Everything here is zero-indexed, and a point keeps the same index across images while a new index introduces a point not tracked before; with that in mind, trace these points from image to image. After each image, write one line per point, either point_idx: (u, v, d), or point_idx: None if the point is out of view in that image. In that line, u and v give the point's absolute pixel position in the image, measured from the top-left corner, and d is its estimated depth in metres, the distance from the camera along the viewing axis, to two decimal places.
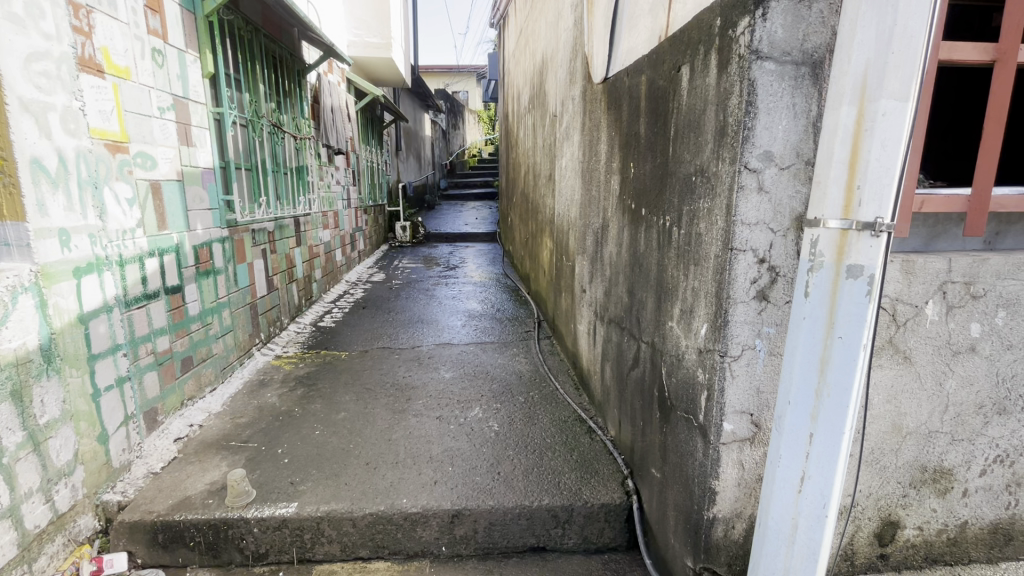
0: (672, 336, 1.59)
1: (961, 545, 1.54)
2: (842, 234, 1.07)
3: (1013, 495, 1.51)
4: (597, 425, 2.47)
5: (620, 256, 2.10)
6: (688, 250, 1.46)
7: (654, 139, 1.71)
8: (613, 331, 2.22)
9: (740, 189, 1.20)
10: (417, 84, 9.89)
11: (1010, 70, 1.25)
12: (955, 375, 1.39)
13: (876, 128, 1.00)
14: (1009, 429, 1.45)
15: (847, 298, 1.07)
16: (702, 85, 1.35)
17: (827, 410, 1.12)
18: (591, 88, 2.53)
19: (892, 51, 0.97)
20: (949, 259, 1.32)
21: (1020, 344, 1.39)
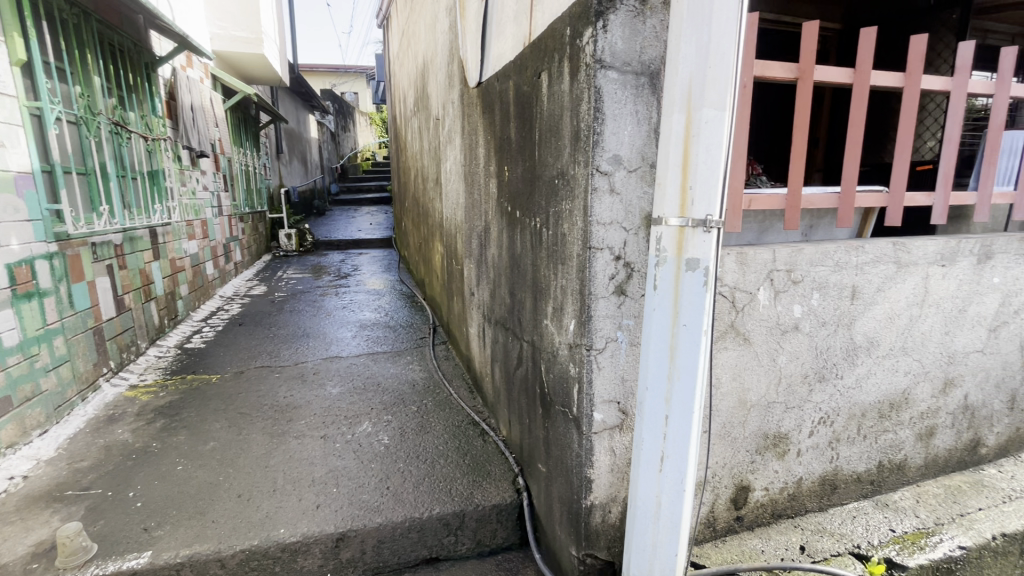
0: (548, 334, 1.64)
1: (799, 499, 1.76)
2: (680, 231, 1.17)
3: (835, 449, 1.77)
4: (490, 426, 2.49)
5: (501, 258, 2.13)
6: (555, 250, 1.51)
7: (523, 142, 1.75)
8: (499, 332, 2.24)
9: (594, 191, 1.27)
10: (297, 83, 9.30)
11: (808, 86, 1.46)
12: (785, 351, 1.60)
13: (702, 134, 1.11)
14: (828, 394, 1.70)
15: (687, 289, 1.18)
16: (558, 91, 1.41)
17: (678, 392, 1.22)
18: (467, 91, 2.54)
19: (709, 66, 1.08)
20: (773, 250, 1.51)
21: (832, 320, 1.63)
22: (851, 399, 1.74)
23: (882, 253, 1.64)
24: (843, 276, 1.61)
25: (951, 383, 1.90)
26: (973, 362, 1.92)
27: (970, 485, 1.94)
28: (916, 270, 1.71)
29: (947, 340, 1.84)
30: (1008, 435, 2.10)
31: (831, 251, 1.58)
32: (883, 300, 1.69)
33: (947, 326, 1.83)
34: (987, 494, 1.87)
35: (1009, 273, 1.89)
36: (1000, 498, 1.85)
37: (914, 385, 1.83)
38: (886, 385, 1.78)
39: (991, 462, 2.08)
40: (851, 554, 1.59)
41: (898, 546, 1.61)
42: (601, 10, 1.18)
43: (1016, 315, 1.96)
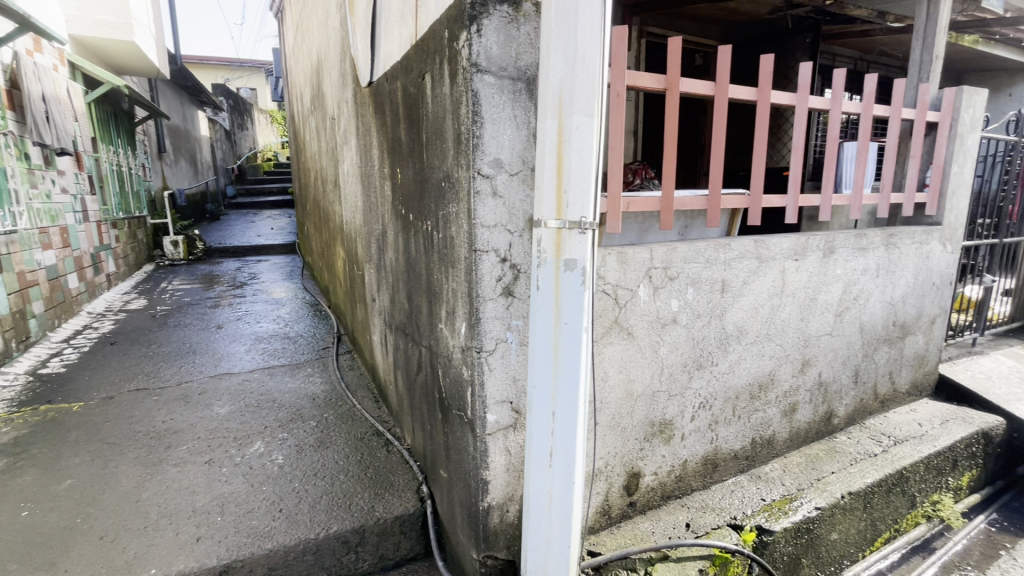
0: (442, 338, 1.62)
1: (684, 480, 1.90)
2: (558, 233, 1.21)
3: (714, 431, 1.92)
4: (394, 435, 2.42)
5: (398, 262, 2.08)
6: (445, 253, 1.50)
7: (412, 144, 1.72)
8: (400, 339, 2.18)
9: (476, 194, 1.28)
10: (181, 75, 8.47)
11: (676, 97, 1.58)
12: (665, 343, 1.71)
13: (573, 140, 1.16)
14: (706, 380, 1.84)
15: (567, 288, 1.23)
16: (440, 94, 1.40)
17: (562, 389, 1.26)
18: (359, 91, 2.45)
19: (578, 74, 1.13)
20: (650, 249, 1.62)
21: (706, 313, 1.78)
22: (726, 383, 1.90)
23: (745, 250, 1.82)
24: (713, 272, 1.76)
25: (808, 363, 2.15)
26: (825, 344, 2.19)
27: (826, 452, 2.20)
28: (775, 264, 1.92)
29: (803, 325, 2.08)
30: (855, 405, 2.42)
31: (702, 249, 1.72)
32: (748, 292, 1.87)
33: (802, 313, 2.06)
34: (838, 459, 2.13)
35: (849, 265, 2.18)
36: (849, 462, 2.12)
37: (777, 367, 2.04)
38: (754, 369, 1.97)
39: (843, 431, 2.38)
40: (728, 526, 1.73)
41: (766, 513, 1.79)
42: (474, 14, 1.19)
43: (856, 301, 2.26)
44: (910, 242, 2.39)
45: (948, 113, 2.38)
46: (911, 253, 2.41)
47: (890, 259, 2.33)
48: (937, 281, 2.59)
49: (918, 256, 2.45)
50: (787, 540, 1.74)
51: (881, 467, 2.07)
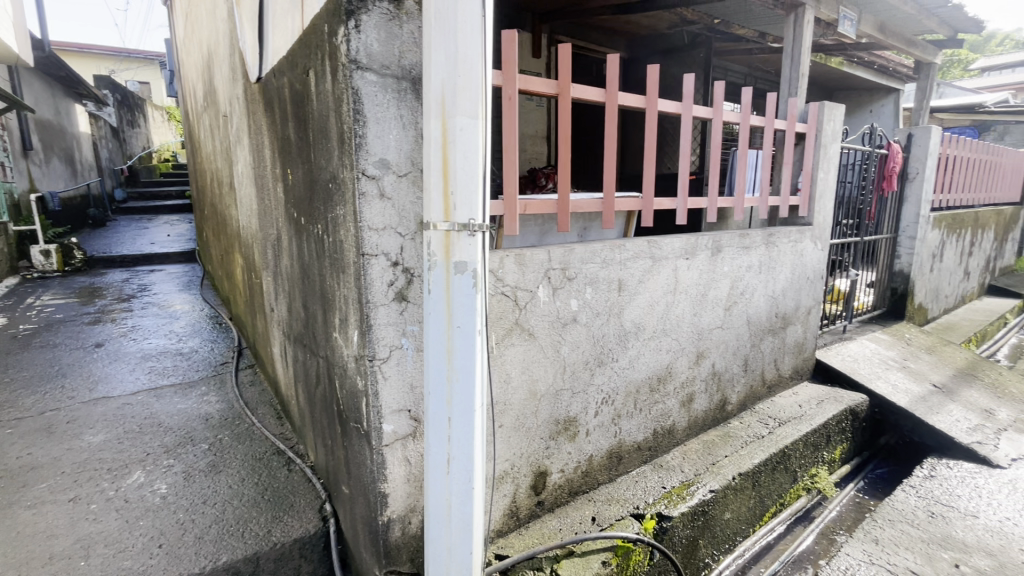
0: (337, 348, 1.54)
1: (591, 474, 1.95)
2: (447, 235, 1.19)
3: (618, 425, 2.00)
4: (297, 453, 2.28)
5: (292, 269, 1.96)
6: (336, 257, 1.44)
7: (301, 144, 1.63)
8: (299, 350, 2.06)
9: (362, 196, 1.24)
10: (51, 63, 7.51)
11: (567, 103, 1.66)
12: (566, 342, 1.76)
13: (458, 141, 1.14)
14: (607, 377, 1.91)
15: (458, 291, 1.20)
16: (323, 91, 1.34)
17: (458, 394, 1.24)
18: (249, 86, 2.29)
19: (460, 75, 1.12)
20: (548, 251, 1.66)
21: (605, 311, 1.85)
22: (627, 378, 1.98)
23: (639, 250, 1.91)
24: (610, 271, 1.84)
25: (702, 355, 2.30)
26: (716, 336, 2.35)
27: (721, 437, 2.36)
28: (668, 264, 2.03)
29: (696, 320, 2.22)
30: (746, 392, 2.62)
31: (598, 250, 1.79)
32: (644, 290, 1.97)
33: (695, 308, 2.20)
34: (731, 443, 2.30)
35: (735, 263, 2.36)
36: (740, 445, 2.28)
37: (674, 360, 2.16)
38: (653, 363, 2.07)
39: (736, 416, 2.57)
40: (630, 515, 1.80)
41: (666, 500, 1.88)
42: (351, 9, 1.16)
43: (742, 295, 2.45)
44: (787, 241, 2.64)
45: (813, 125, 2.66)
46: (788, 251, 2.66)
47: (770, 257, 2.56)
48: (811, 276, 2.88)
49: (794, 254, 2.71)
50: (684, 524, 1.84)
51: (767, 448, 2.26)
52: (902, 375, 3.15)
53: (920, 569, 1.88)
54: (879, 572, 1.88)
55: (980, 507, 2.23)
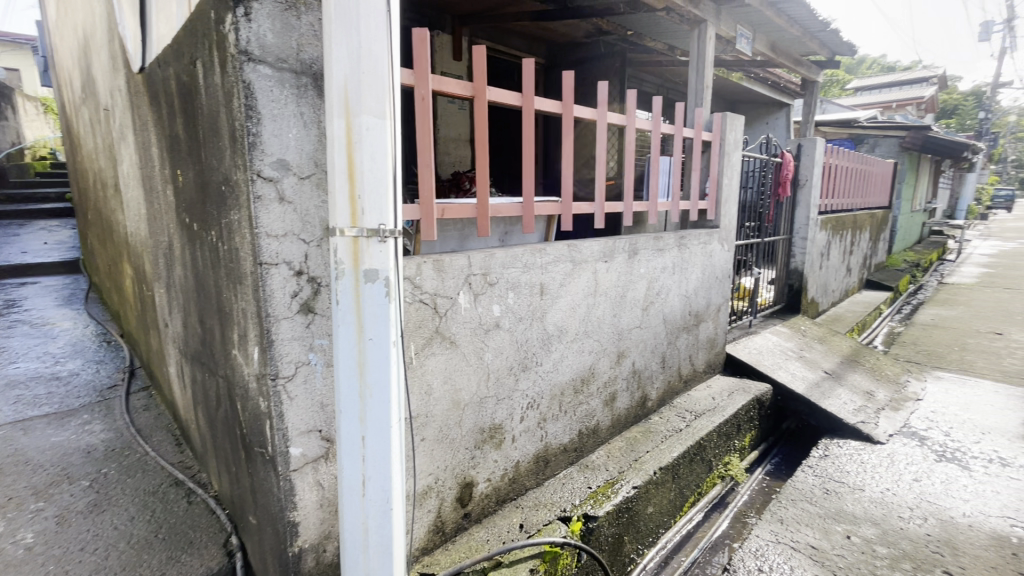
0: (237, 366, 1.41)
1: (518, 480, 1.93)
2: (355, 241, 1.11)
3: (543, 428, 2.00)
4: (198, 482, 2.06)
5: (186, 280, 1.77)
6: (232, 267, 1.31)
7: (190, 142, 1.48)
8: (196, 369, 1.87)
9: (257, 199, 1.16)
10: None
11: (483, 104, 1.65)
12: (489, 348, 1.73)
13: (364, 141, 1.08)
14: (531, 381, 1.90)
15: (369, 301, 1.13)
16: (211, 85, 1.22)
17: (371, 410, 1.16)
18: (132, 77, 2.05)
19: (363, 71, 1.06)
20: (468, 256, 1.62)
21: (527, 315, 1.84)
22: (551, 382, 1.99)
23: (560, 254, 1.93)
24: (531, 275, 1.83)
25: (623, 354, 2.36)
26: (636, 336, 2.43)
27: (643, 433, 2.44)
28: (588, 267, 2.07)
29: (616, 321, 2.28)
30: (665, 388, 2.73)
31: (519, 255, 1.78)
32: (566, 293, 1.98)
33: (614, 309, 2.26)
34: (652, 438, 2.38)
35: (651, 264, 2.46)
36: (660, 439, 2.37)
37: (597, 361, 2.20)
38: (576, 365, 2.09)
39: (656, 412, 2.67)
40: (557, 519, 1.80)
41: (592, 500, 1.90)
42: None
43: (659, 295, 2.55)
44: (697, 242, 2.80)
45: (717, 134, 2.85)
46: (698, 252, 2.82)
47: (682, 258, 2.69)
48: (720, 276, 3.07)
49: (704, 255, 2.87)
50: (610, 522, 1.87)
51: (684, 440, 2.36)
52: (800, 364, 3.44)
53: (819, 544, 2.04)
54: (785, 550, 2.02)
55: (865, 480, 2.47)
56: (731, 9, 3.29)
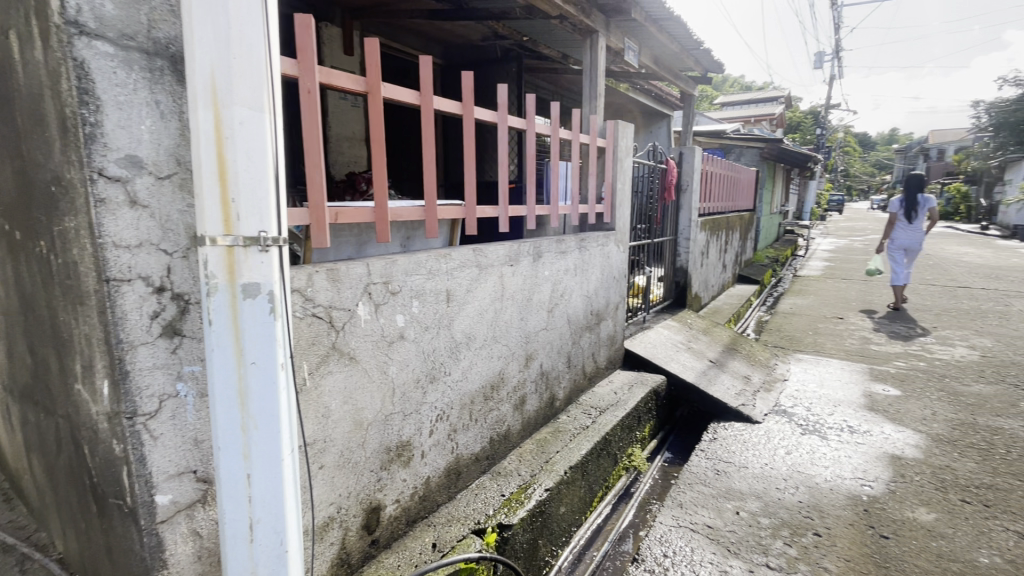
0: (81, 404, 1.17)
1: (429, 497, 1.84)
2: (229, 252, 0.97)
3: (454, 440, 1.93)
4: (36, 544, 1.69)
5: (9, 300, 1.44)
6: (69, 285, 1.08)
7: (6, 133, 1.20)
8: (27, 409, 1.53)
9: (99, 203, 0.98)
10: None
11: (377, 101, 1.55)
12: (394, 362, 1.62)
13: (237, 137, 0.94)
14: (440, 392, 1.83)
15: (250, 320, 0.99)
16: (31, 61, 1.00)
17: (257, 444, 1.02)
18: None
19: (234, 56, 0.92)
20: (366, 264, 1.50)
21: (434, 324, 1.76)
22: (460, 391, 1.93)
23: (465, 259, 1.87)
24: (436, 282, 1.76)
25: (531, 357, 2.37)
26: (542, 338, 2.45)
27: (552, 433, 2.47)
28: (493, 271, 2.04)
29: (523, 324, 2.28)
30: (571, 386, 2.79)
31: (423, 261, 1.70)
32: (472, 299, 1.94)
33: (521, 312, 2.26)
34: (561, 437, 2.42)
35: (554, 267, 2.50)
36: (569, 438, 2.42)
37: (505, 366, 2.18)
38: (485, 371, 2.06)
39: (564, 411, 2.72)
40: (471, 532, 1.74)
41: (506, 509, 1.87)
42: None
43: (563, 297, 2.61)
44: (596, 244, 2.90)
45: (611, 140, 2.98)
46: (598, 253, 2.93)
47: (583, 260, 2.77)
48: (617, 275, 3.22)
49: (603, 256, 2.99)
50: (524, 528, 1.86)
51: (592, 437, 2.43)
52: (688, 355, 3.73)
53: (713, 523, 2.20)
54: (685, 533, 2.15)
55: (747, 458, 2.73)
56: (619, 23, 3.47)
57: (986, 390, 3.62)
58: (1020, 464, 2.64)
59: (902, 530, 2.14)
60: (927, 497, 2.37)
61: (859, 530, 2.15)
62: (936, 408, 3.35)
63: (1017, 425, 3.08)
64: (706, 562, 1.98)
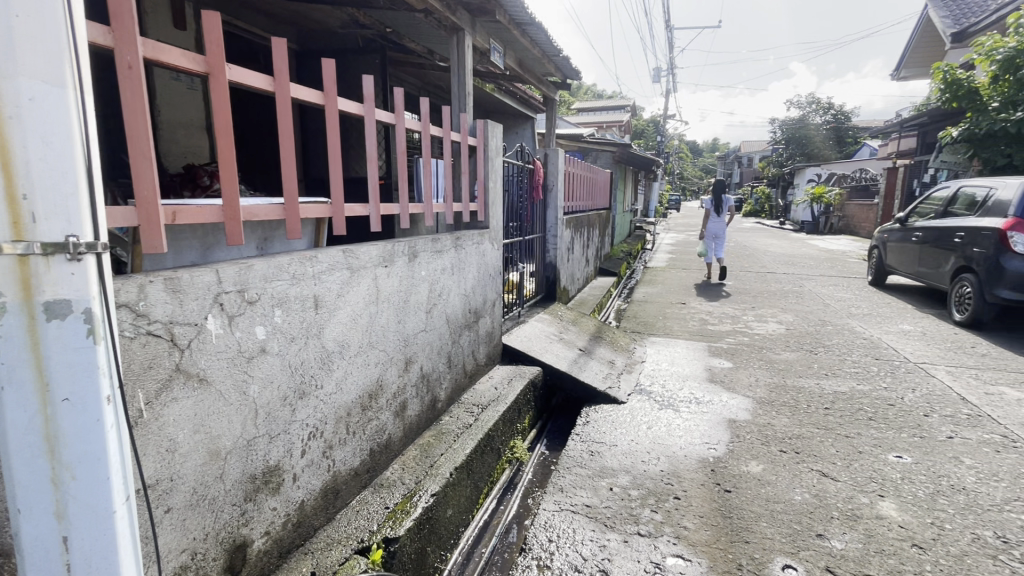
0: None
1: (305, 523, 1.68)
2: (20, 262, 0.76)
3: (330, 457, 1.79)
4: None
5: None
6: None
7: None
8: None
9: None
10: None
11: (222, 85, 1.37)
12: (255, 380, 1.45)
13: (26, 117, 0.74)
14: (311, 408, 1.68)
15: (59, 346, 0.80)
16: None
17: (76, 498, 0.83)
18: None
19: (16, 12, 0.72)
20: (216, 271, 1.31)
21: (301, 334, 1.61)
22: (335, 404, 1.79)
23: (334, 261, 1.74)
24: (302, 288, 1.60)
25: (410, 360, 2.30)
26: (421, 340, 2.39)
27: (435, 436, 2.42)
28: (366, 273, 1.92)
29: (401, 327, 2.19)
30: (452, 386, 2.77)
31: (285, 265, 1.53)
32: (344, 304, 1.80)
33: (398, 315, 2.17)
34: (444, 439, 2.38)
35: (430, 267, 2.45)
36: (452, 439, 2.39)
37: (383, 372, 2.08)
38: (362, 380, 1.94)
39: (446, 412, 2.69)
40: (355, 553, 1.63)
41: (391, 521, 1.78)
42: None
43: (440, 296, 2.57)
44: (471, 243, 2.91)
45: (481, 139, 3.02)
46: (473, 252, 2.94)
47: (459, 259, 2.76)
48: (492, 273, 3.26)
49: (478, 254, 3.01)
50: (411, 538, 1.79)
51: (475, 434, 2.44)
52: (560, 345, 3.94)
53: (591, 501, 2.36)
54: (567, 515, 2.26)
55: (617, 437, 2.97)
56: (484, 23, 3.51)
57: (791, 357, 4.41)
58: (817, 414, 3.27)
59: (740, 483, 2.51)
60: (756, 452, 2.81)
61: (708, 488, 2.46)
62: (757, 375, 3.99)
63: (813, 383, 3.81)
64: (587, 539, 2.11)
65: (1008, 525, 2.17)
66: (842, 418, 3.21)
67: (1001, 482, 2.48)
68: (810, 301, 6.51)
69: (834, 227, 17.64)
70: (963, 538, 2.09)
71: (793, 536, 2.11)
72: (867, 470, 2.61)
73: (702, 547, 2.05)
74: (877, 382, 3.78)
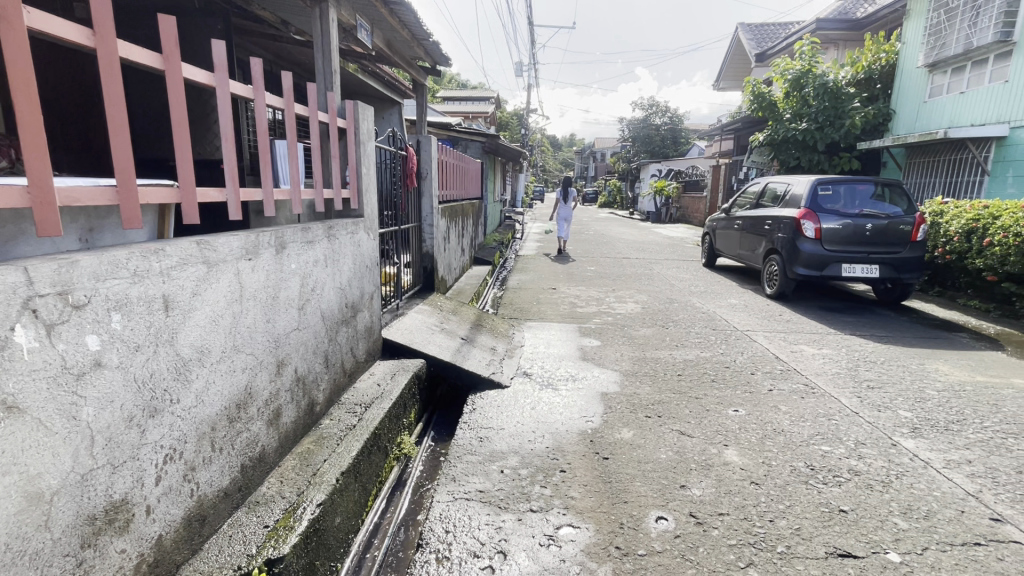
0: None
1: (163, 560, 1.44)
2: None
3: (193, 480, 1.55)
4: None
5: None
6: None
7: None
8: None
9: None
10: None
11: (17, 32, 1.09)
12: (89, 401, 1.19)
13: None
14: (166, 426, 1.43)
15: None
16: None
17: None
18: None
19: None
20: (24, 269, 1.05)
21: (147, 342, 1.36)
22: (194, 420, 1.55)
23: (186, 255, 1.49)
24: (147, 287, 1.35)
25: (283, 363, 2.08)
26: (294, 340, 2.18)
27: (315, 442, 2.24)
28: (226, 267, 1.69)
29: (270, 327, 1.97)
30: (330, 387, 2.59)
31: (124, 259, 1.28)
32: (200, 305, 1.56)
33: (266, 314, 1.95)
34: (326, 445, 2.21)
35: (301, 259, 2.23)
36: (335, 443, 2.23)
37: (252, 379, 1.86)
38: (226, 390, 1.70)
39: (325, 415, 2.50)
40: None
41: (272, 541, 1.61)
42: None
43: (313, 291, 2.37)
44: (345, 232, 2.72)
45: (351, 122, 2.82)
46: (347, 243, 2.75)
47: (333, 250, 2.56)
48: (369, 265, 3.10)
49: (353, 245, 2.83)
50: (297, 555, 1.64)
51: (360, 435, 2.30)
52: (442, 335, 3.90)
53: (485, 486, 2.39)
54: (461, 504, 2.27)
55: (504, 421, 3.04)
56: None
57: (648, 332, 4.94)
58: (673, 380, 3.73)
59: (615, 449, 2.75)
60: (626, 420, 3.10)
61: (590, 458, 2.66)
62: (622, 350, 4.40)
63: (667, 354, 4.32)
64: (483, 524, 2.13)
65: (813, 455, 2.70)
66: (692, 382, 3.70)
67: (807, 422, 3.08)
68: (659, 282, 7.34)
69: (673, 217, 20.06)
70: (784, 470, 2.55)
71: (662, 490, 2.38)
72: (713, 424, 3.05)
73: (588, 513, 2.21)
74: (716, 349, 4.42)
